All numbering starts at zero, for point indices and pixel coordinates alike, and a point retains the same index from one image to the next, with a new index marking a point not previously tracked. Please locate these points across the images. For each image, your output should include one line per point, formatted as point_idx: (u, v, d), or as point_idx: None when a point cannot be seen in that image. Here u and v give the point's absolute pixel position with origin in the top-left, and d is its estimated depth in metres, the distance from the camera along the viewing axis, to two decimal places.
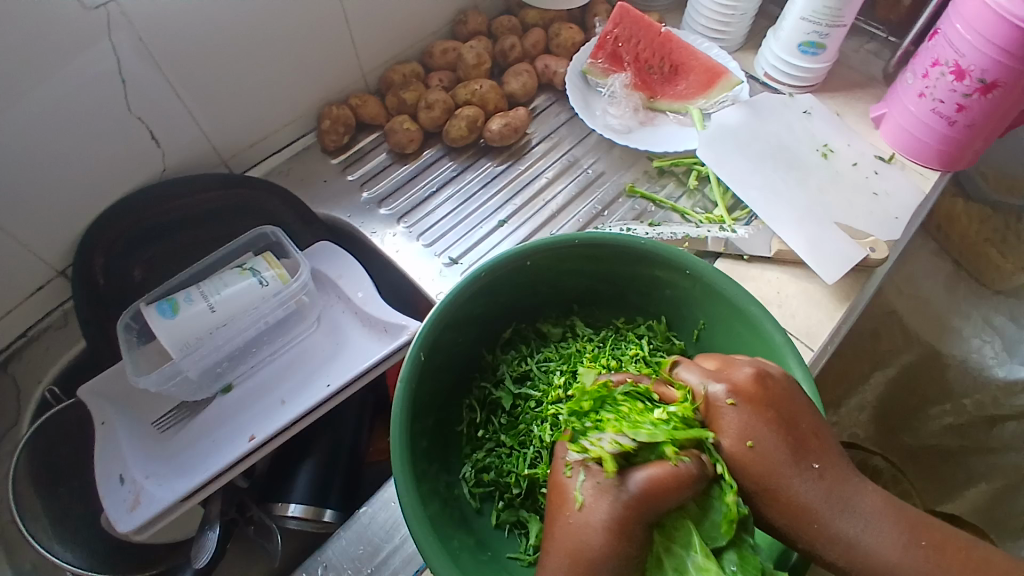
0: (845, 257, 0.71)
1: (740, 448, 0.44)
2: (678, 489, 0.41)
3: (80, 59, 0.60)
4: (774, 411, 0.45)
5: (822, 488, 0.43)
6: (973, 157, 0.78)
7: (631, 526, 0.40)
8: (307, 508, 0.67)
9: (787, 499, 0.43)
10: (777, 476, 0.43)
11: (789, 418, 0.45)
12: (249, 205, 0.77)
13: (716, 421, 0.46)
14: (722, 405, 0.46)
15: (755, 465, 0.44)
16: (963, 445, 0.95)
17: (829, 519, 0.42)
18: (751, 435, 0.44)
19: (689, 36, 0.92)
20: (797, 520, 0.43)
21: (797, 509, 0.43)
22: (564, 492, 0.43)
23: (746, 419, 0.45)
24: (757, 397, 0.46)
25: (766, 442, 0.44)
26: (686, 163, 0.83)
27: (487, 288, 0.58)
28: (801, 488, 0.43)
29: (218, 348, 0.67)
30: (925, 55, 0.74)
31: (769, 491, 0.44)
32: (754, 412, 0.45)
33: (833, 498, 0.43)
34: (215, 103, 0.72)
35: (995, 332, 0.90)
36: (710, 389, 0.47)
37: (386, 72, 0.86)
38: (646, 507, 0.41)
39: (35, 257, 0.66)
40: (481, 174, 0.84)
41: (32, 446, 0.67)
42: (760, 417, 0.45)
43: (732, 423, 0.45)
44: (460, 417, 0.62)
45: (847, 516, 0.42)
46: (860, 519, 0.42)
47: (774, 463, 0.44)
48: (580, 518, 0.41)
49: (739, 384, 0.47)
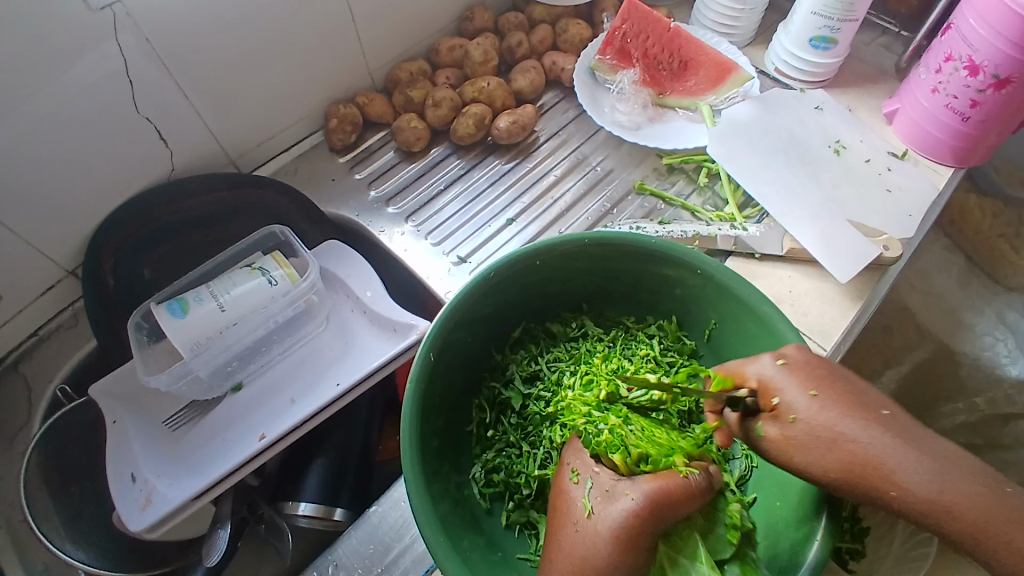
0: (859, 255, 0.70)
1: (802, 401, 0.43)
2: (687, 501, 0.42)
3: (87, 59, 0.59)
4: (828, 368, 0.44)
5: (889, 433, 0.41)
6: (986, 154, 0.77)
7: (633, 535, 0.40)
8: (318, 506, 0.67)
9: (857, 447, 0.40)
10: (841, 425, 0.42)
11: (844, 377, 0.44)
12: (257, 203, 0.76)
13: (771, 389, 0.45)
14: (774, 367, 0.45)
15: (817, 421, 0.42)
16: (976, 443, 0.93)
17: (906, 461, 0.39)
18: (812, 387, 0.43)
19: (698, 31, 0.91)
20: (873, 467, 0.40)
21: (870, 453, 0.40)
22: (572, 502, 0.43)
23: (801, 379, 0.44)
24: (809, 358, 0.45)
25: (828, 394, 0.43)
26: (695, 161, 0.82)
27: (497, 286, 0.58)
28: (870, 433, 0.41)
29: (228, 347, 0.67)
30: (938, 50, 0.73)
31: (838, 444, 0.41)
32: (808, 370, 0.44)
33: (907, 440, 0.40)
34: (222, 103, 0.72)
35: (1008, 328, 0.92)
36: (760, 364, 0.46)
37: (393, 70, 0.86)
38: (656, 516, 0.41)
39: (45, 258, 0.67)
40: (489, 172, 0.84)
41: (44, 447, 0.68)
42: (816, 375, 0.44)
43: (789, 383, 0.44)
44: (470, 417, 0.62)
45: (923, 456, 0.39)
46: (938, 462, 0.39)
47: (838, 412, 0.42)
48: (587, 527, 0.41)
49: (788, 354, 0.46)
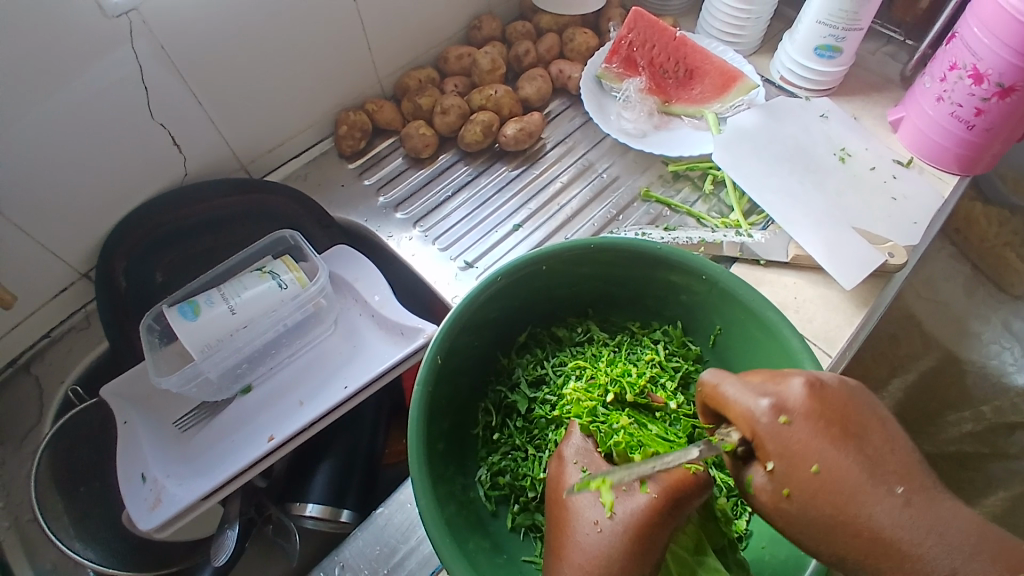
0: (864, 262, 0.71)
1: (803, 474, 0.38)
2: (695, 494, 0.43)
3: (101, 66, 0.61)
4: (838, 426, 0.39)
5: (907, 517, 0.36)
6: (992, 162, 0.77)
7: (654, 530, 0.41)
8: (325, 508, 0.68)
9: (868, 535, 0.36)
10: (850, 509, 0.37)
11: (854, 435, 0.39)
12: (267, 208, 0.78)
13: (770, 444, 0.40)
14: (772, 423, 0.40)
15: (818, 499, 0.38)
16: (982, 452, 0.92)
17: (924, 554, 0.35)
18: (817, 456, 0.38)
19: (704, 40, 0.92)
20: (881, 558, 0.36)
21: (881, 543, 0.36)
22: (589, 502, 0.43)
23: (804, 441, 0.39)
24: (815, 411, 0.39)
25: (833, 463, 0.38)
26: (701, 168, 0.83)
27: (503, 291, 0.59)
28: (883, 518, 0.36)
29: (239, 349, 0.68)
30: (943, 58, 0.74)
31: (843, 526, 0.37)
32: (812, 429, 0.39)
33: (927, 528, 0.36)
34: (234, 109, 0.74)
35: (1013, 336, 0.93)
36: (755, 405, 0.40)
37: (402, 78, 0.87)
38: (672, 510, 0.42)
39: (58, 260, 0.68)
40: (496, 178, 0.85)
41: (54, 446, 0.69)
42: (822, 436, 0.39)
43: (788, 445, 0.39)
44: (476, 420, 0.62)
45: (946, 548, 0.35)
46: (961, 552, 0.35)
47: (848, 488, 0.37)
48: (614, 528, 0.41)
49: (790, 400, 0.40)
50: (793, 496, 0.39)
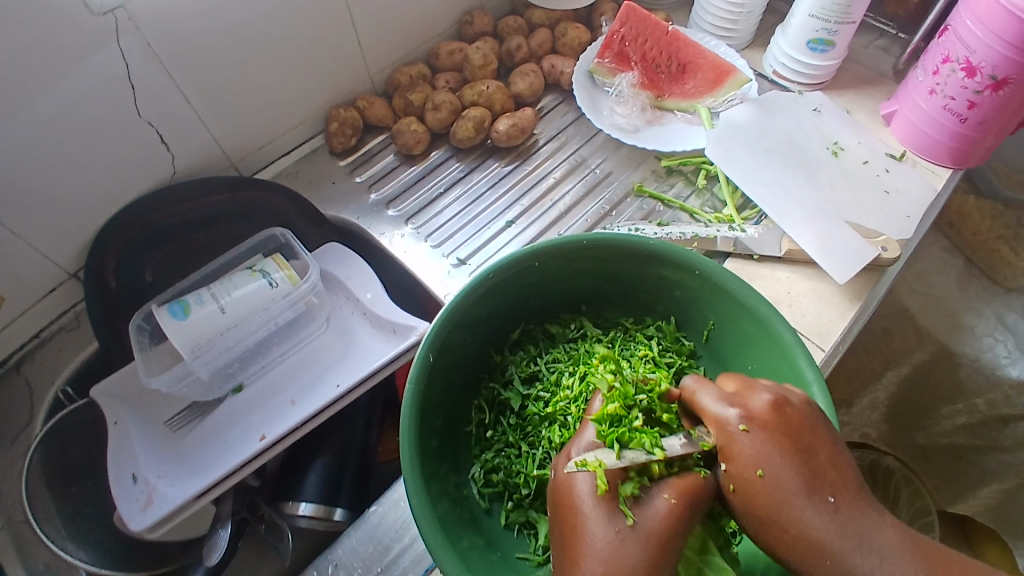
0: (857, 256, 0.71)
1: (750, 474, 0.43)
2: (708, 499, 0.44)
3: (87, 65, 0.60)
4: (789, 442, 0.43)
5: (834, 523, 0.41)
6: (984, 155, 0.77)
7: (673, 538, 0.42)
8: (318, 507, 0.67)
9: (795, 533, 0.42)
10: (783, 508, 0.42)
11: (803, 450, 0.43)
12: (258, 206, 0.77)
13: (729, 448, 0.45)
14: (734, 432, 0.44)
15: (758, 496, 0.43)
16: (975, 444, 0.95)
17: (844, 555, 0.40)
18: (763, 464, 0.43)
19: (696, 34, 0.92)
20: (806, 553, 0.41)
21: (806, 543, 0.41)
22: (608, 511, 0.43)
23: (758, 447, 0.43)
24: (772, 425, 0.44)
25: (777, 473, 0.43)
26: (694, 163, 0.83)
27: (496, 287, 0.58)
28: (811, 522, 0.41)
29: (229, 349, 0.67)
30: (936, 51, 0.74)
31: (776, 522, 0.42)
32: (767, 439, 0.44)
33: (847, 534, 0.41)
34: (224, 106, 0.73)
35: (1007, 329, 0.90)
36: (723, 414, 0.46)
37: (393, 74, 0.86)
38: (690, 516, 0.43)
39: (47, 260, 0.67)
40: (489, 174, 0.84)
41: (45, 447, 0.68)
42: (774, 448, 0.43)
43: (745, 451, 0.44)
44: (469, 417, 0.62)
45: (862, 552, 0.40)
46: (875, 555, 0.40)
47: (784, 495, 0.42)
48: (636, 537, 0.41)
49: (754, 411, 0.45)
50: (739, 493, 0.44)
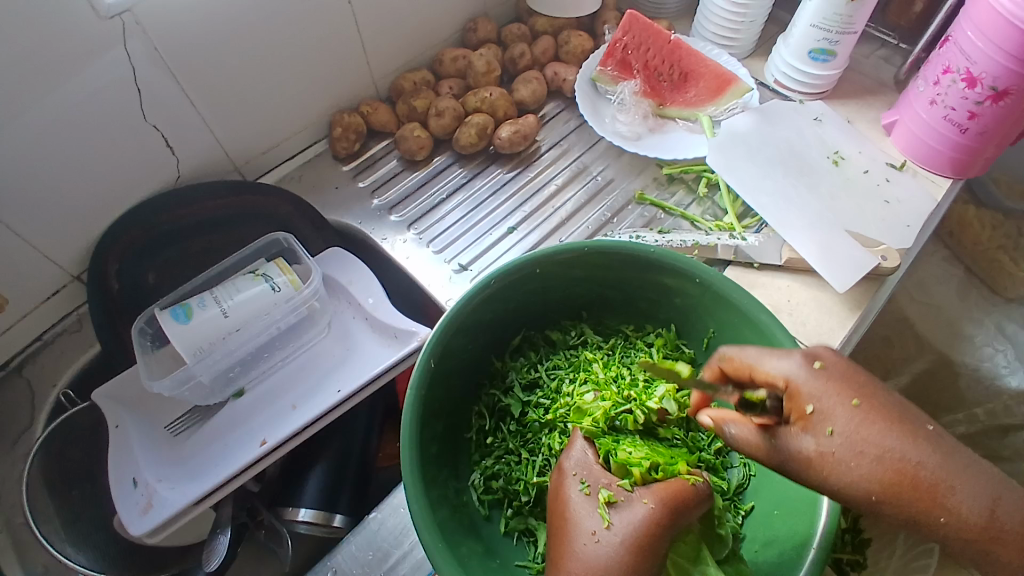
0: (858, 265, 0.70)
1: (844, 407, 0.42)
2: (692, 506, 0.44)
3: (92, 69, 0.60)
4: (864, 377, 0.44)
5: (937, 450, 0.40)
6: (985, 165, 0.78)
7: (654, 541, 0.41)
8: (317, 513, 0.67)
9: (909, 462, 0.40)
10: (886, 440, 0.41)
11: (876, 388, 0.44)
12: (261, 210, 0.77)
13: (811, 387, 0.44)
14: (812, 370, 0.44)
15: (856, 432, 0.42)
16: (974, 455, 0.93)
17: (954, 483, 0.39)
18: (854, 395, 0.43)
19: (698, 43, 0.92)
20: (916, 485, 0.40)
21: (919, 472, 0.40)
22: (588, 513, 0.44)
23: (839, 381, 0.43)
24: (843, 364, 0.45)
25: (870, 403, 0.43)
26: (695, 171, 0.83)
27: (498, 294, 0.59)
28: (917, 449, 0.40)
29: (231, 353, 0.67)
30: (937, 62, 0.74)
31: (885, 455, 0.40)
32: (843, 374, 0.44)
33: (951, 460, 0.40)
34: (229, 111, 0.73)
35: (1008, 340, 0.92)
36: (792, 360, 0.45)
37: (397, 80, 0.87)
38: (672, 520, 0.43)
39: (50, 262, 0.67)
40: (491, 180, 0.85)
41: (46, 449, 0.69)
42: (854, 381, 0.44)
43: (827, 386, 0.43)
44: (469, 423, 0.62)
45: (966, 477, 0.40)
46: (979, 484, 0.39)
47: (882, 424, 0.41)
48: (612, 538, 0.41)
49: (818, 352, 0.46)
50: (839, 432, 0.42)
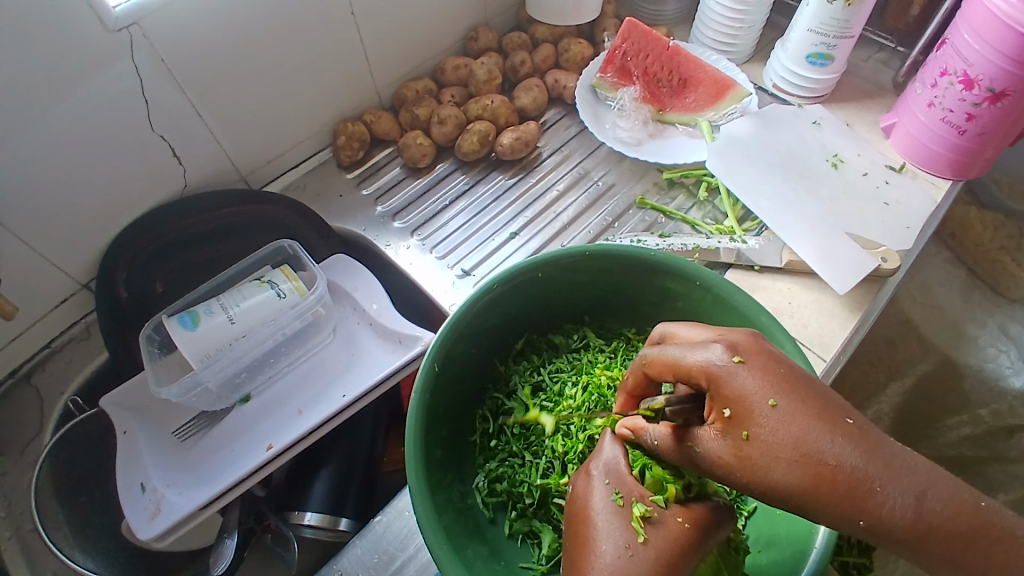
0: (859, 266, 0.71)
1: (761, 407, 0.39)
2: (718, 527, 0.45)
3: (100, 81, 0.62)
4: (785, 370, 0.41)
5: (861, 446, 0.37)
6: (984, 166, 0.78)
7: (684, 561, 0.42)
8: (323, 516, 0.68)
9: (832, 464, 0.37)
10: (810, 438, 0.38)
11: (799, 378, 0.41)
12: (267, 218, 0.78)
13: (729, 388, 0.41)
14: (729, 367, 0.41)
15: (778, 431, 0.39)
16: (982, 456, 0.92)
17: (880, 482, 0.36)
18: (772, 394, 0.39)
19: (697, 49, 0.93)
20: (837, 486, 0.37)
21: (841, 473, 0.37)
22: (620, 527, 0.44)
23: (758, 378, 0.40)
24: (762, 356, 0.42)
25: (788, 402, 0.39)
26: (696, 175, 0.84)
27: (500, 298, 0.59)
28: (839, 448, 0.37)
29: (238, 359, 0.68)
30: (934, 64, 0.75)
31: (807, 457, 0.38)
32: (765, 367, 0.41)
33: (878, 457, 0.37)
34: (234, 120, 0.74)
35: (1011, 340, 0.93)
36: (708, 354, 0.42)
37: (400, 89, 0.88)
38: (702, 541, 0.44)
39: (59, 271, 0.69)
40: (493, 187, 0.85)
41: (55, 456, 0.70)
42: (773, 376, 0.40)
43: (744, 385, 0.40)
44: (473, 427, 0.63)
45: (892, 476, 0.36)
46: (906, 484, 0.36)
47: (802, 425, 0.38)
48: (646, 554, 0.42)
49: (737, 345, 0.42)
50: (757, 435, 0.39)
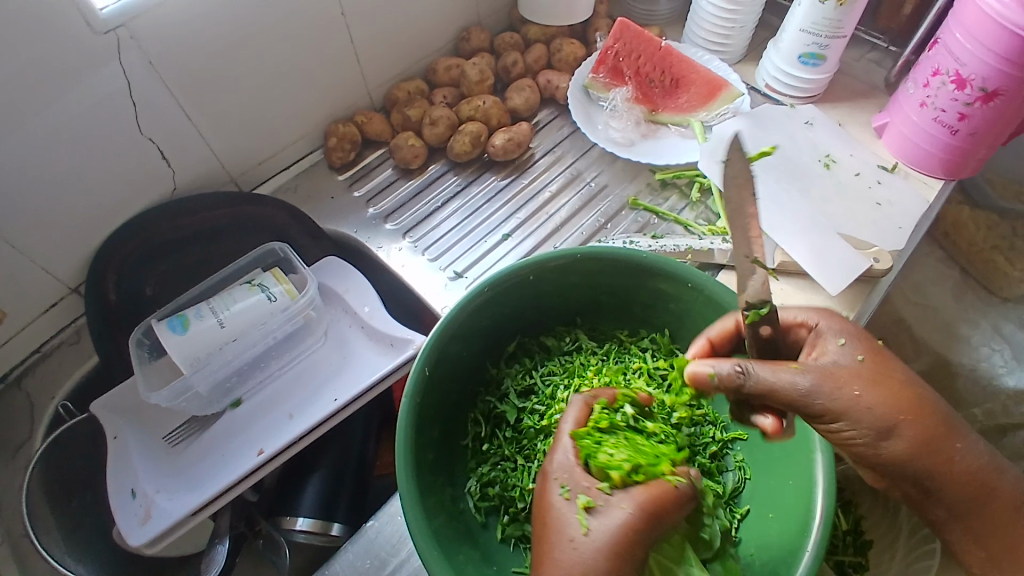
0: (851, 268, 0.71)
1: (899, 389, 0.48)
2: (674, 509, 0.45)
3: (88, 84, 0.61)
4: (881, 357, 0.50)
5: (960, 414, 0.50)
6: (976, 166, 0.78)
7: (632, 544, 0.42)
8: (315, 522, 0.68)
9: (937, 432, 0.48)
10: (906, 418, 0.47)
11: (890, 361, 0.50)
12: (258, 221, 0.78)
13: (863, 373, 0.48)
14: (863, 358, 0.49)
15: (891, 371, 0.49)
16: None
17: (954, 448, 0.49)
18: (896, 372, 0.49)
19: (690, 49, 0.93)
20: (934, 451, 0.48)
21: (937, 440, 0.48)
22: (568, 518, 0.44)
23: (881, 367, 0.49)
24: (870, 350, 0.50)
25: (905, 375, 0.49)
26: (688, 176, 0.84)
27: (492, 301, 0.59)
28: (932, 420, 0.48)
29: (228, 363, 0.68)
30: (926, 64, 0.75)
31: (918, 429, 0.48)
32: (884, 367, 0.49)
33: (953, 427, 0.49)
34: (224, 122, 0.74)
35: (1004, 340, 0.93)
36: (835, 352, 0.49)
37: (391, 90, 0.88)
38: (651, 524, 0.44)
39: (48, 275, 0.68)
40: (486, 188, 0.85)
41: (45, 461, 0.69)
42: (880, 363, 0.49)
43: (881, 374, 0.48)
44: (465, 430, 0.62)
45: (958, 442, 0.49)
46: (966, 447, 0.49)
47: (923, 394, 0.49)
48: (590, 544, 0.42)
49: (850, 345, 0.50)
50: (873, 413, 0.47)
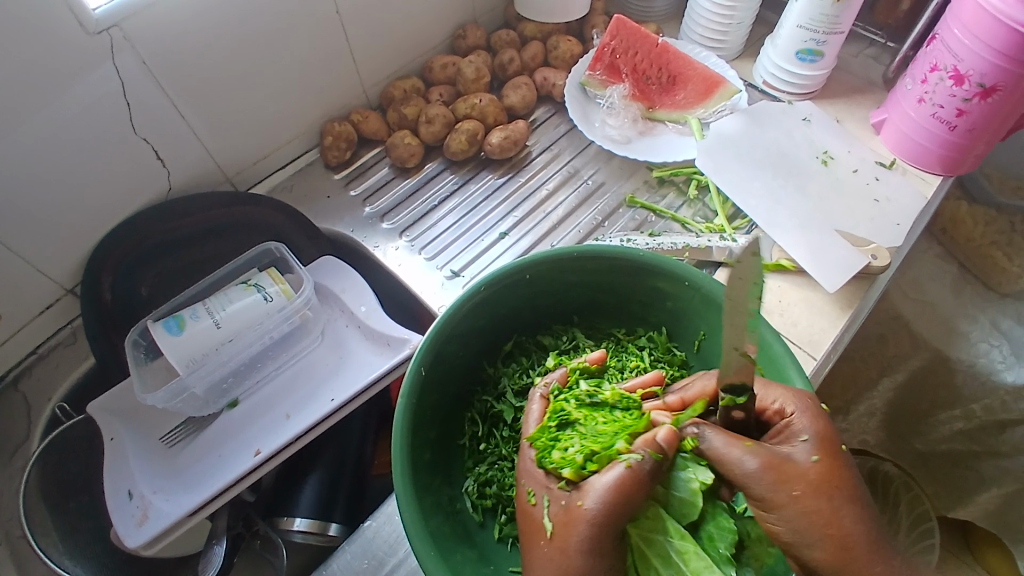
0: (847, 265, 0.71)
1: (807, 498, 0.42)
2: (635, 491, 0.44)
3: (81, 85, 0.61)
4: (825, 468, 0.43)
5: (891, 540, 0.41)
6: (976, 162, 0.78)
7: (602, 538, 0.43)
8: (313, 521, 0.67)
9: (841, 549, 0.40)
10: (815, 527, 0.41)
11: (834, 475, 0.43)
12: (254, 221, 0.78)
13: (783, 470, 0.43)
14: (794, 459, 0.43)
15: (832, 477, 0.42)
16: (973, 449, 0.98)
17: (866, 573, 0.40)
18: (826, 486, 0.42)
19: (686, 46, 0.93)
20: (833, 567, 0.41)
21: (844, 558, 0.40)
22: (534, 526, 0.46)
23: (811, 473, 0.42)
24: (819, 456, 0.43)
25: (834, 494, 0.42)
26: (685, 173, 0.83)
27: (488, 300, 0.59)
28: (845, 535, 0.41)
29: (224, 364, 0.68)
30: (924, 60, 0.74)
31: (818, 538, 0.41)
32: (814, 473, 0.42)
33: (874, 550, 0.40)
34: (219, 122, 0.74)
35: (1003, 336, 0.90)
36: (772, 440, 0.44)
37: (387, 88, 0.87)
38: (610, 514, 0.43)
39: (43, 277, 0.68)
40: (483, 185, 0.85)
41: (42, 463, 0.69)
42: (817, 474, 0.42)
43: (801, 478, 0.42)
44: (463, 430, 0.62)
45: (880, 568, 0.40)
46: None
47: (841, 512, 0.41)
48: (553, 548, 0.44)
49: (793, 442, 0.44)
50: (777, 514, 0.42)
